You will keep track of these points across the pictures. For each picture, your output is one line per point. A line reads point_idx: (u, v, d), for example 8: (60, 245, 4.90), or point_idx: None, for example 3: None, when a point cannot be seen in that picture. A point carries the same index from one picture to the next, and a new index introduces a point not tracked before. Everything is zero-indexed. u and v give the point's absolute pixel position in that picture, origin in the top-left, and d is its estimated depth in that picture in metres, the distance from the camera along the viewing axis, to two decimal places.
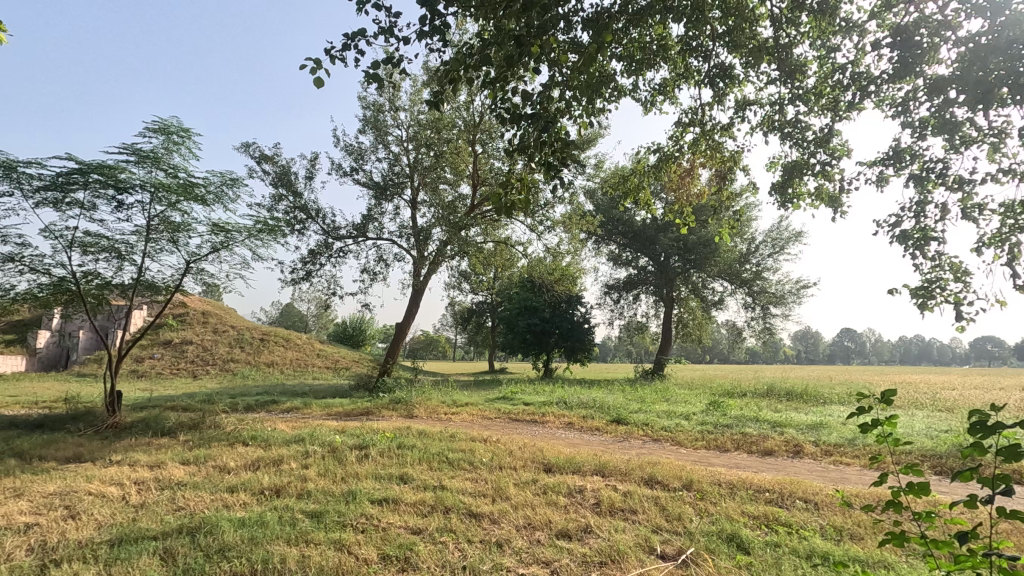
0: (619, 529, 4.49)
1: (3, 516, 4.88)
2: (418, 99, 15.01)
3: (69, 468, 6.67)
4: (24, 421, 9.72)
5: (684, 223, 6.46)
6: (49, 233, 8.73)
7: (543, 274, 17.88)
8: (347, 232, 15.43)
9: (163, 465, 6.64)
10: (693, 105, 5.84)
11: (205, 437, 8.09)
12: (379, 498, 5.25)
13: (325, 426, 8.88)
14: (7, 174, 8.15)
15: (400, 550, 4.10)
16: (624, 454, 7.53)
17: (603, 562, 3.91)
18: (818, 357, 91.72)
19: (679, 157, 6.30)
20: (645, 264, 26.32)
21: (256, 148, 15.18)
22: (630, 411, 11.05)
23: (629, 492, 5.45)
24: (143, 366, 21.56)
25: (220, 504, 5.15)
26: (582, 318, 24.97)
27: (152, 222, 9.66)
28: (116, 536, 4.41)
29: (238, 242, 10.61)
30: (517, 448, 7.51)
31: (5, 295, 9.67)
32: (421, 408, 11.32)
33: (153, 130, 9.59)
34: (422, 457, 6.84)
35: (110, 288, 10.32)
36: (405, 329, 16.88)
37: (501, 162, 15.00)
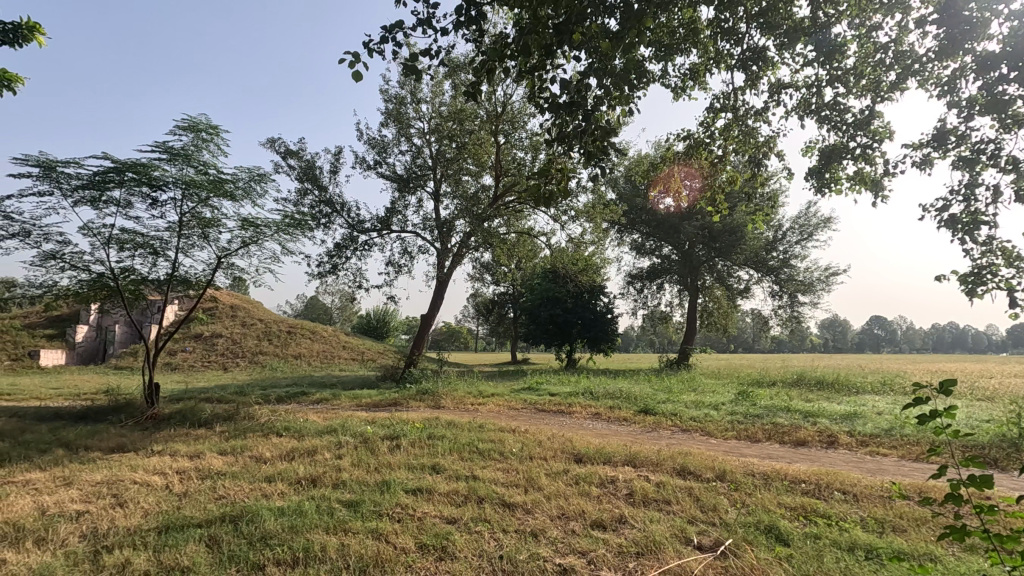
0: (653, 520, 4.48)
1: (56, 504, 5.08)
2: (440, 91, 15.00)
3: (114, 458, 6.91)
4: (69, 412, 10.08)
5: (716, 212, 6.34)
6: (88, 231, 8.98)
7: (566, 264, 17.81)
8: (372, 225, 15.55)
9: (202, 455, 6.83)
10: (725, 90, 5.69)
11: (240, 428, 8.29)
12: (413, 488, 5.31)
13: (355, 417, 9.02)
14: (47, 174, 8.39)
15: (436, 539, 4.15)
16: (654, 444, 7.49)
17: (639, 553, 3.91)
18: (847, 345, 89.87)
19: (710, 144, 6.16)
20: (669, 253, 26.11)
21: (281, 143, 15.35)
22: (657, 401, 10.96)
23: (662, 482, 5.42)
24: (175, 359, 22.15)
25: (258, 493, 5.27)
26: (605, 308, 24.84)
27: (184, 219, 9.87)
28: (162, 524, 4.55)
29: (267, 237, 10.78)
30: (545, 438, 7.52)
31: (48, 291, 9.99)
32: (448, 399, 11.42)
33: (183, 128, 9.77)
34: (453, 448, 6.90)
35: (146, 283, 10.58)
36: (430, 321, 17.01)
37: (524, 153, 14.95)
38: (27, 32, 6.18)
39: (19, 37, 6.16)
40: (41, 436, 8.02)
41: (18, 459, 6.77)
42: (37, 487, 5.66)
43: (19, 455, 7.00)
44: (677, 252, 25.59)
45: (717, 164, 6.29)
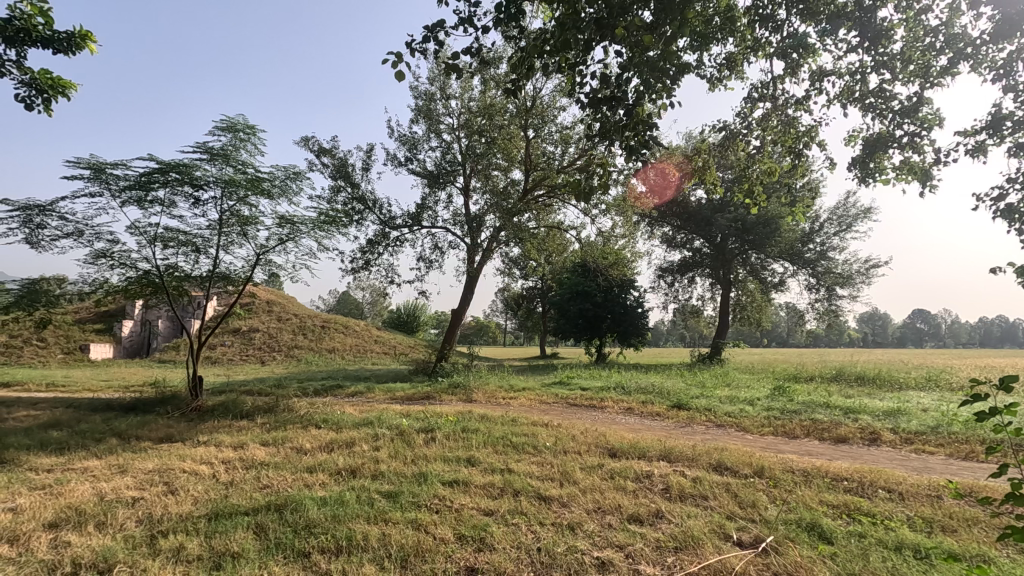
0: (691, 515, 4.46)
1: (113, 491, 5.35)
2: (469, 86, 15.04)
3: (163, 447, 7.20)
4: (120, 403, 10.56)
5: (754, 203, 6.20)
6: (135, 230, 9.35)
7: (596, 259, 17.72)
8: (403, 221, 15.74)
9: (245, 446, 7.06)
10: (762, 79, 5.58)
11: (280, 420, 8.56)
12: (450, 480, 5.41)
13: (391, 410, 9.19)
14: (97, 175, 8.75)
15: (474, 530, 4.21)
16: (689, 439, 7.42)
17: (678, 548, 3.90)
18: (887, 339, 86.95)
19: (747, 135, 6.05)
20: (700, 246, 25.76)
21: (315, 142, 15.62)
22: (691, 396, 10.83)
23: (699, 477, 5.37)
24: (215, 353, 22.86)
25: (301, 483, 5.44)
26: (635, 302, 24.68)
27: (224, 217, 10.17)
28: (211, 511, 4.74)
29: (303, 234, 11.04)
30: (579, 432, 7.53)
31: (97, 289, 10.44)
32: (480, 393, 11.53)
33: (222, 129, 10.07)
34: (487, 441, 6.97)
35: (189, 280, 10.96)
36: (460, 316, 17.14)
37: (554, 147, 14.91)
38: (80, 40, 6.44)
39: (72, 45, 6.42)
40: (96, 426, 8.44)
41: (76, 448, 7.13)
42: (95, 474, 5.97)
43: (77, 443, 7.38)
44: (709, 245, 25.24)
45: (754, 155, 6.13)
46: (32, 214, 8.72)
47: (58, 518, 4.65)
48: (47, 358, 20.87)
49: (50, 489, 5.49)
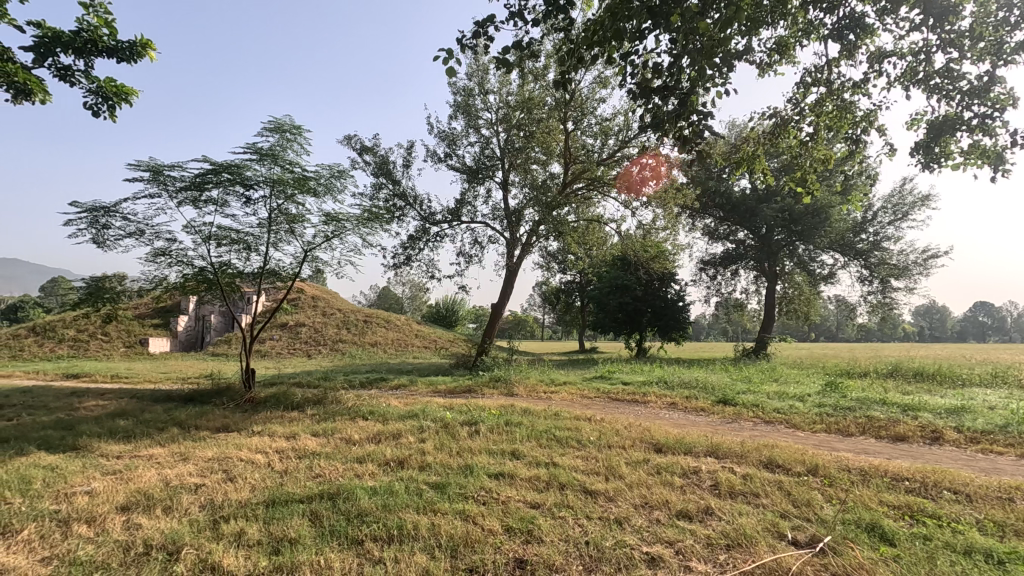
0: (742, 512, 4.36)
1: (177, 477, 5.65)
2: (507, 80, 15.02)
3: (220, 436, 7.54)
4: (179, 395, 11.09)
5: (807, 192, 6.00)
6: (191, 229, 9.77)
7: (637, 252, 17.46)
8: (443, 217, 15.92)
9: (297, 436, 7.31)
10: (817, 62, 5.52)
11: (328, 411, 8.80)
12: (496, 473, 5.46)
13: (434, 403, 9.32)
14: (155, 177, 9.18)
15: (522, 523, 4.24)
16: (736, 436, 7.26)
17: (729, 545, 3.83)
18: (945, 334, 82.54)
19: (799, 122, 5.85)
20: (744, 237, 25.07)
21: (358, 140, 15.94)
22: (737, 392, 10.56)
23: (749, 475, 5.25)
24: (265, 346, 23.72)
25: (352, 473, 5.59)
26: (676, 296, 24.19)
27: (273, 216, 10.50)
28: (268, 499, 4.93)
29: (349, 231, 11.31)
30: (623, 427, 7.45)
31: (157, 286, 10.98)
32: (521, 387, 11.56)
33: (269, 130, 10.39)
34: (530, 435, 7.01)
35: (242, 276, 11.39)
36: (499, 311, 17.23)
37: (593, 140, 14.77)
38: (141, 49, 6.75)
39: (133, 53, 6.73)
40: (158, 416, 8.90)
41: (141, 436, 7.54)
42: (160, 461, 6.31)
43: (142, 432, 7.80)
44: (753, 236, 24.51)
45: (807, 142, 5.92)
46: (98, 216, 9.24)
47: (129, 501, 4.94)
48: (111, 351, 22.13)
49: (120, 474, 5.84)
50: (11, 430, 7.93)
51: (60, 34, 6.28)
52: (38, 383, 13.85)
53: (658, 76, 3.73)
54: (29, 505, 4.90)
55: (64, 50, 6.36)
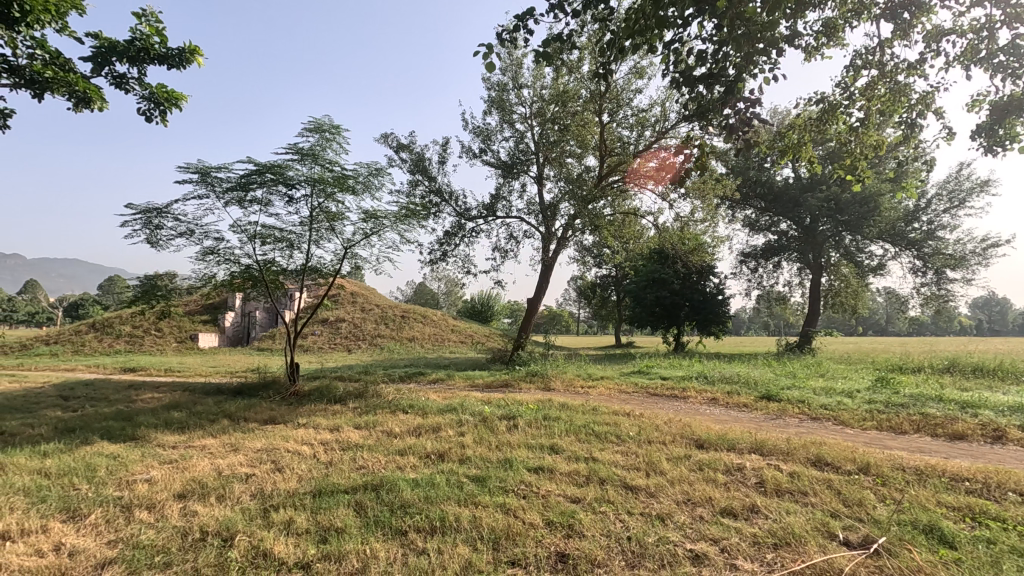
0: (790, 511, 4.24)
1: (229, 466, 5.89)
2: (541, 74, 14.95)
3: (268, 428, 7.81)
4: (228, 388, 11.54)
5: (857, 180, 5.77)
6: (238, 229, 10.11)
7: (674, 244, 17.16)
8: (478, 212, 16.00)
9: (340, 429, 7.51)
10: (868, 44, 5.28)
11: (370, 405, 9.00)
12: (535, 467, 5.47)
13: (472, 397, 9.40)
14: (204, 178, 9.53)
15: (563, 517, 4.25)
16: (781, 432, 7.07)
17: (778, 544, 3.73)
18: (1006, 327, 78.16)
19: (848, 107, 5.63)
20: (787, 228, 24.31)
21: (394, 138, 16.16)
22: (781, 387, 10.28)
23: (796, 473, 5.10)
24: (307, 341, 24.42)
25: (394, 465, 5.71)
26: (716, 289, 23.63)
27: (315, 214, 10.77)
28: (314, 489, 5.09)
29: (387, 227, 11.49)
30: (663, 423, 7.36)
31: (206, 283, 11.41)
32: (558, 381, 11.54)
33: (310, 130, 10.63)
34: (569, 429, 7.00)
35: (285, 273, 11.73)
36: (535, 306, 17.22)
37: (629, 131, 14.56)
38: (189, 55, 7.01)
39: (182, 60, 7.00)
40: (209, 408, 9.29)
41: (195, 427, 7.88)
42: (212, 451, 6.58)
43: (195, 423, 8.15)
44: (796, 227, 23.74)
45: (857, 128, 5.68)
46: (152, 217, 9.66)
47: (185, 489, 5.18)
48: (164, 346, 23.19)
49: (177, 463, 6.13)
50: (76, 421, 8.41)
51: (115, 43, 6.58)
52: (99, 376, 14.64)
53: (701, 63, 3.66)
54: (95, 491, 5.20)
55: (119, 59, 6.66)
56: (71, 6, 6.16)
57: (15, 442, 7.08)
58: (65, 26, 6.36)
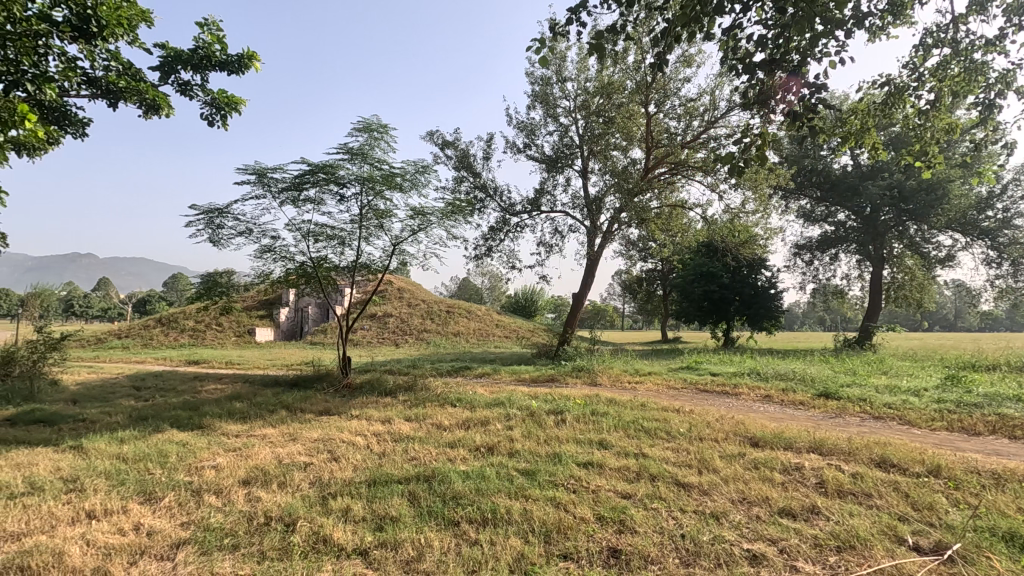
0: (853, 513, 4.08)
1: (289, 455, 6.15)
2: (585, 66, 14.80)
3: (323, 419, 8.10)
4: (284, 380, 12.03)
5: (926, 165, 5.47)
6: (293, 227, 10.50)
7: (724, 237, 16.69)
8: (522, 208, 16.02)
9: (391, 420, 7.70)
10: (939, 22, 4.98)
11: (419, 398, 9.19)
12: (584, 462, 5.46)
13: (519, 392, 9.46)
14: (261, 179, 9.94)
15: (614, 512, 4.23)
16: (841, 432, 6.79)
17: (841, 547, 3.60)
18: None
19: (916, 89, 5.33)
20: (845, 219, 23.26)
21: (439, 135, 16.36)
22: (841, 385, 9.86)
23: (859, 473, 4.90)
24: (356, 336, 25.15)
25: (445, 457, 5.81)
26: (768, 283, 22.80)
27: (364, 212, 11.05)
28: (369, 478, 5.25)
29: (434, 224, 11.67)
30: (714, 419, 7.20)
31: (264, 280, 11.91)
32: (605, 376, 11.45)
33: (359, 130, 10.91)
34: (618, 425, 6.93)
35: (337, 270, 12.10)
36: (580, 300, 17.11)
37: (677, 122, 14.23)
38: (248, 61, 7.31)
39: (241, 65, 7.31)
40: (268, 399, 9.71)
41: (255, 417, 8.26)
42: (273, 440, 6.89)
43: (256, 413, 8.54)
44: (856, 217, 22.67)
45: (927, 111, 5.36)
46: (214, 217, 10.15)
47: (250, 476, 5.45)
48: (224, 339, 24.36)
49: (240, 451, 6.45)
50: (148, 409, 8.97)
51: (180, 52, 6.94)
52: (166, 368, 15.52)
53: (761, 49, 3.54)
54: (168, 476, 5.55)
55: (184, 67, 7.01)
56: (141, 18, 6.52)
57: (96, 429, 7.62)
58: (136, 37, 6.73)
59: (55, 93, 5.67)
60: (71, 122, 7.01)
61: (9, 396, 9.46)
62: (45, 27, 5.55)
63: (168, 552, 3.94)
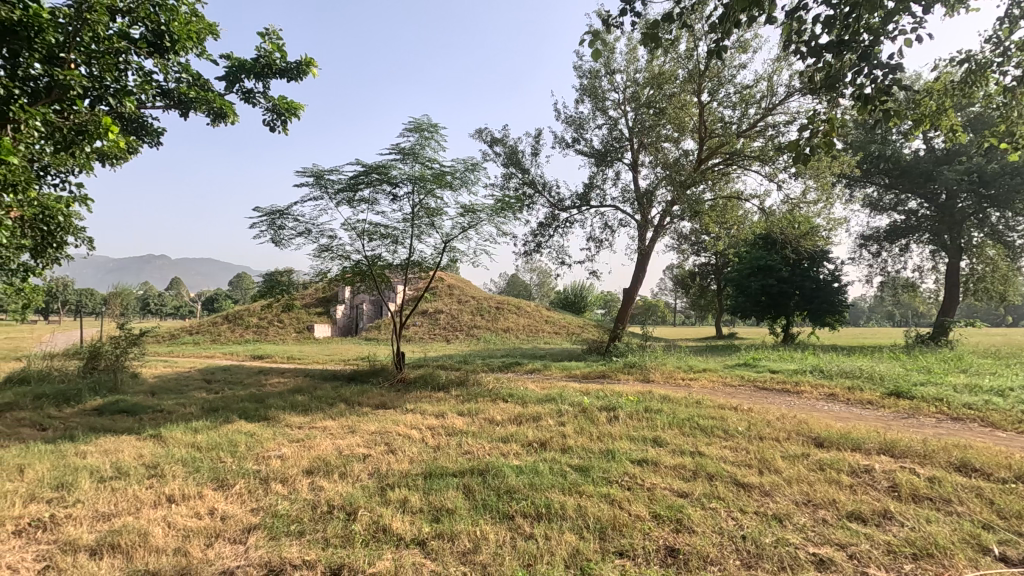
0: (931, 519, 3.84)
1: (348, 447, 6.38)
2: (634, 56, 14.51)
3: (379, 412, 8.35)
4: (342, 374, 12.47)
5: (1013, 147, 5.05)
6: (349, 227, 10.83)
7: (783, 229, 16.01)
8: (571, 203, 15.92)
9: (445, 415, 7.85)
10: None
11: (471, 393, 9.31)
12: (638, 459, 5.38)
13: (571, 388, 9.41)
14: (318, 181, 10.31)
15: (670, 511, 4.15)
16: (915, 433, 6.39)
17: (916, 554, 3.40)
18: None
19: (1001, 64, 4.94)
20: (917, 207, 21.84)
21: (488, 133, 16.48)
22: (914, 384, 9.26)
23: (936, 478, 4.60)
24: (409, 332, 25.73)
25: (498, 452, 5.87)
26: (830, 276, 21.72)
27: (416, 211, 11.28)
28: (425, 471, 5.38)
29: (483, 221, 11.77)
30: (776, 418, 6.94)
31: (322, 278, 12.37)
32: (657, 373, 11.24)
33: (410, 130, 11.13)
34: (672, 422, 6.79)
35: (391, 268, 12.42)
36: (631, 295, 16.84)
37: (732, 110, 13.75)
38: (306, 67, 7.59)
39: (300, 72, 7.59)
40: (327, 393, 10.09)
41: (316, 410, 8.61)
42: (333, 432, 7.17)
43: (316, 406, 8.89)
44: (929, 204, 21.25)
45: (1015, 88, 4.95)
46: (275, 218, 10.61)
47: (312, 466, 5.68)
48: (285, 335, 25.48)
49: (303, 442, 6.75)
50: (218, 401, 9.51)
51: (244, 61, 7.28)
52: (233, 363, 16.41)
53: (828, 29, 3.38)
54: (239, 464, 5.87)
55: (247, 75, 7.35)
56: (209, 32, 6.89)
57: (172, 419, 8.16)
58: (204, 50, 7.11)
59: (134, 106, 6.08)
60: (147, 132, 7.51)
61: (96, 387, 10.24)
62: (125, 44, 5.94)
63: (240, 535, 4.17)
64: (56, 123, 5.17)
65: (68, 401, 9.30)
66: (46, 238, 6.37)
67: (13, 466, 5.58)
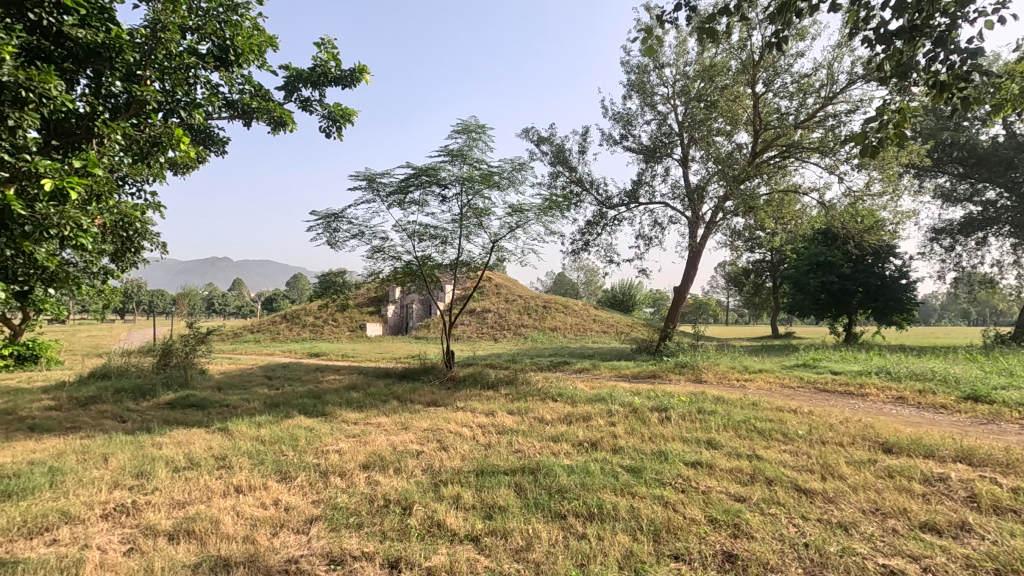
0: (1015, 533, 3.59)
1: (402, 443, 6.55)
2: (684, 49, 14.18)
3: (430, 410, 8.52)
4: (394, 372, 12.78)
5: None
6: (400, 228, 11.09)
7: (845, 224, 15.26)
8: (620, 200, 15.73)
9: (495, 413, 7.92)
10: None
11: (521, 392, 9.36)
12: (693, 461, 5.27)
13: (621, 387, 9.30)
14: (371, 184, 10.61)
15: (728, 515, 4.04)
16: (995, 440, 5.96)
17: (999, 570, 3.19)
18: None
19: None
20: (996, 197, 20.32)
21: (535, 132, 16.49)
22: (993, 387, 8.64)
23: (1022, 489, 4.27)
24: (457, 331, 26.08)
25: (549, 451, 5.88)
26: (897, 272, 20.54)
27: (465, 211, 11.43)
28: (477, 468, 5.45)
29: (531, 220, 11.79)
30: (839, 422, 6.64)
31: (375, 279, 12.71)
32: (711, 373, 10.95)
33: (458, 132, 11.29)
34: (728, 424, 6.61)
35: (440, 268, 12.62)
36: (682, 294, 16.47)
37: (788, 101, 13.23)
38: (358, 74, 7.82)
39: (353, 79, 7.82)
40: (380, 390, 10.37)
41: (370, 406, 8.89)
42: (387, 428, 7.37)
43: (370, 403, 9.16)
44: (1010, 194, 19.73)
45: None
46: (331, 221, 11.00)
47: (368, 461, 5.87)
48: (339, 334, 26.36)
49: (359, 437, 6.98)
50: (279, 397, 9.96)
51: (301, 71, 7.59)
52: (291, 360, 17.12)
53: (899, 14, 3.19)
54: (300, 457, 6.14)
55: (304, 84, 7.66)
56: (269, 44, 7.20)
57: (238, 413, 8.60)
58: (264, 62, 7.45)
59: (202, 118, 6.45)
60: (214, 142, 7.93)
61: (168, 382, 10.92)
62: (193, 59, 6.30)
63: (303, 526, 4.36)
64: (135, 137, 5.57)
65: (144, 395, 9.96)
66: (125, 243, 6.88)
67: (98, 455, 6.03)
